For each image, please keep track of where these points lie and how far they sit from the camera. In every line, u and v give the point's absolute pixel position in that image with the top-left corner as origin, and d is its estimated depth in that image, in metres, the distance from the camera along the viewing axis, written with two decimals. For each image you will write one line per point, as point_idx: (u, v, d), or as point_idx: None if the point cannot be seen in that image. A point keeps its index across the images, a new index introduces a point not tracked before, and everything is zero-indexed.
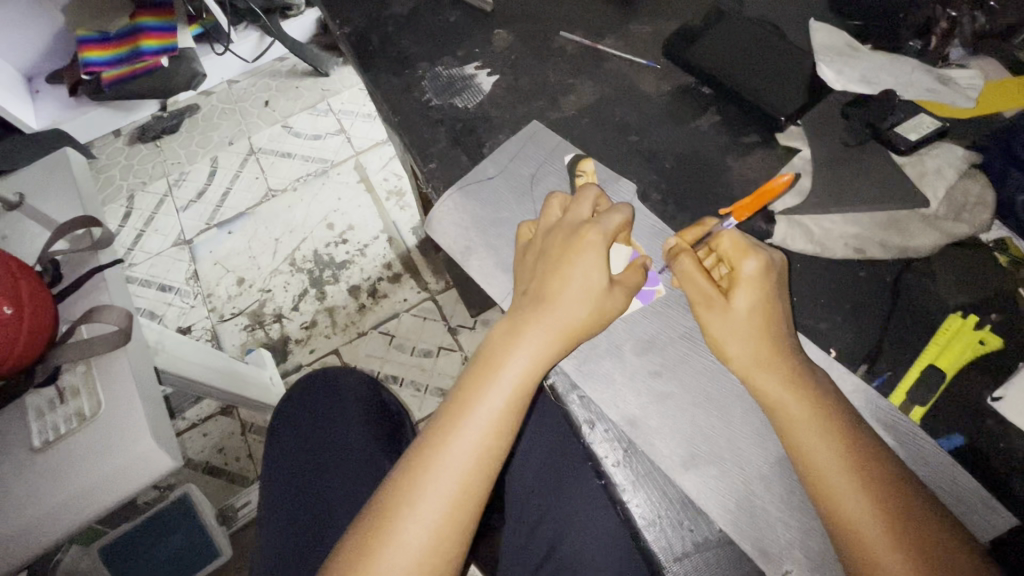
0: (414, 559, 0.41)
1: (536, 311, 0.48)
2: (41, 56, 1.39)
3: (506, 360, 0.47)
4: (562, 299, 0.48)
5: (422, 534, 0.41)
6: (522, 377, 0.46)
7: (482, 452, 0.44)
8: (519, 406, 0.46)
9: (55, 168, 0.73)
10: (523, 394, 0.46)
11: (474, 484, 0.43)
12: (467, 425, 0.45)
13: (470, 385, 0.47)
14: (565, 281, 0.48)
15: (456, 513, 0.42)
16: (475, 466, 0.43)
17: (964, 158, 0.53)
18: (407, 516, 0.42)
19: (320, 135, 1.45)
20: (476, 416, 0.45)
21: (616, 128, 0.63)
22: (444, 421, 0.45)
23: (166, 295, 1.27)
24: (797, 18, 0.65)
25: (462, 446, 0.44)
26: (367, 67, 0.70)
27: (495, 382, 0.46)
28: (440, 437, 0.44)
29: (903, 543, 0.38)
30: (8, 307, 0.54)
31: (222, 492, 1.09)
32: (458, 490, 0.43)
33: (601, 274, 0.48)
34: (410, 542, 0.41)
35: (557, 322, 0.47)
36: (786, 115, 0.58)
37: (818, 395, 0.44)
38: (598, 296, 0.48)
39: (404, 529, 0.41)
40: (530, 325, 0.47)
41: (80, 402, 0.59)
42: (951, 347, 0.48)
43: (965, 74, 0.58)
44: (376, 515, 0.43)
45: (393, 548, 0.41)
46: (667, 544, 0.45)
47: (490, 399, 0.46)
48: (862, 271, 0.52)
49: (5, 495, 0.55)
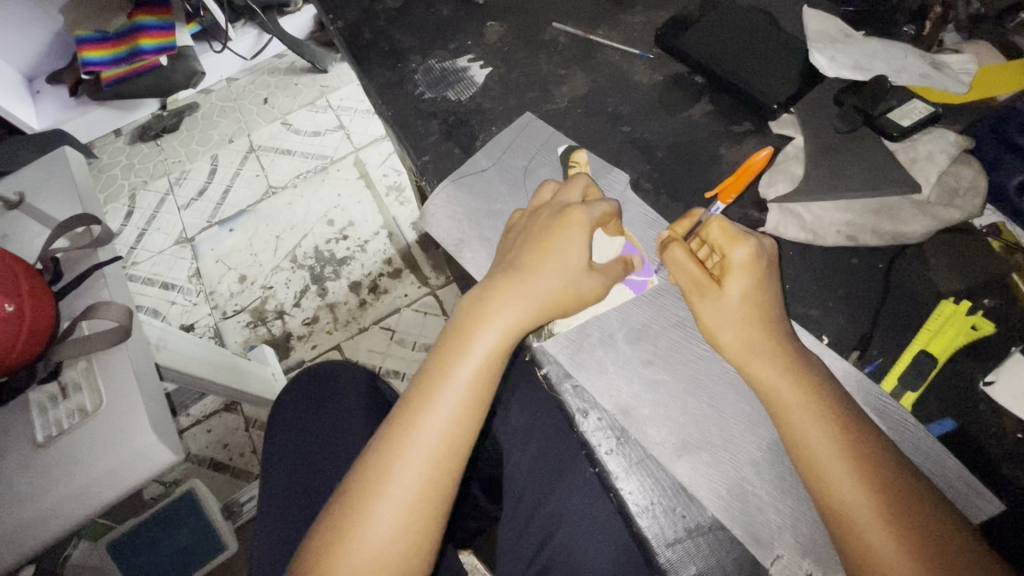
0: (388, 536, 0.41)
1: (508, 286, 0.48)
2: (40, 57, 1.40)
3: (478, 335, 0.47)
4: (534, 275, 0.48)
5: (396, 512, 0.42)
6: (493, 352, 0.47)
7: (454, 428, 0.45)
8: (489, 382, 0.46)
9: (56, 166, 0.73)
10: (495, 368, 0.47)
11: (447, 461, 0.44)
12: (439, 404, 0.45)
13: (442, 362, 0.47)
14: (539, 260, 0.49)
15: (430, 489, 0.43)
16: (448, 444, 0.44)
17: (956, 143, 0.52)
18: (381, 496, 0.42)
19: (320, 132, 1.45)
20: (447, 393, 0.45)
21: (608, 119, 0.63)
22: (416, 399, 0.46)
23: (168, 293, 1.28)
24: (791, 4, 0.65)
25: (434, 422, 0.44)
26: (360, 62, 0.70)
27: (466, 359, 0.46)
28: (411, 417, 0.45)
29: (890, 521, 0.38)
30: (9, 305, 0.55)
31: (227, 487, 1.10)
32: (432, 466, 0.43)
33: (577, 253, 0.49)
34: (385, 519, 0.42)
35: (531, 298, 0.47)
36: (778, 103, 0.57)
37: (790, 371, 0.44)
38: (573, 273, 0.49)
39: (379, 507, 0.42)
40: (501, 301, 0.47)
41: (82, 398, 0.60)
42: (943, 333, 0.48)
43: (960, 58, 0.57)
44: (350, 494, 0.43)
45: (369, 526, 0.41)
46: (660, 530, 0.45)
47: (461, 374, 0.46)
48: (854, 259, 0.52)
49: (9, 490, 0.56)
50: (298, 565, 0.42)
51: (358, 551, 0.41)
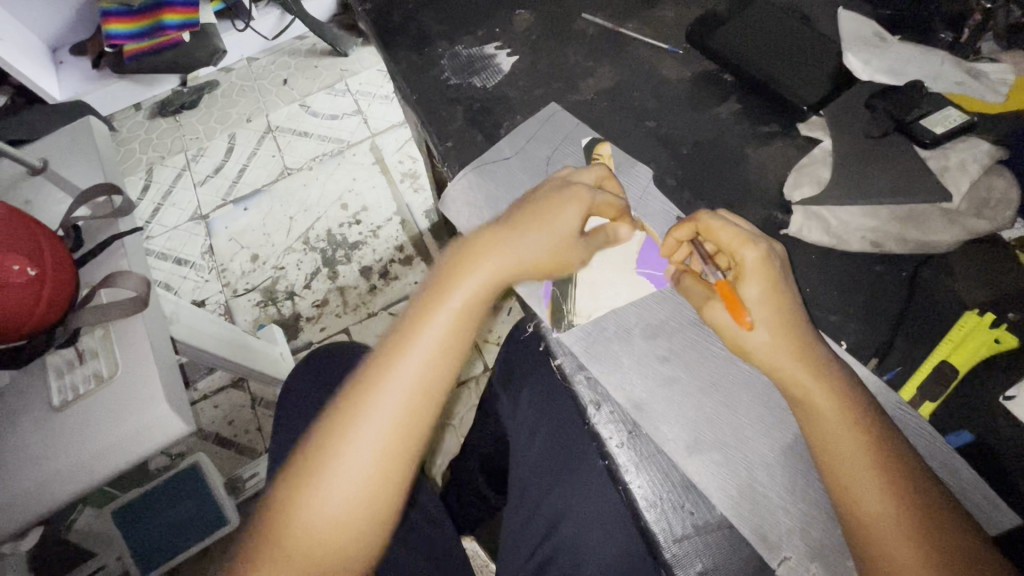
0: (356, 476, 0.42)
1: (490, 243, 0.48)
2: (65, 27, 1.41)
3: (457, 288, 0.47)
4: (521, 232, 0.48)
5: (363, 455, 0.42)
6: (470, 305, 0.47)
7: (426, 378, 0.45)
8: (466, 332, 0.47)
9: (79, 136, 0.74)
10: (472, 319, 0.47)
11: (417, 407, 0.44)
12: (414, 350, 0.45)
13: (417, 312, 0.47)
14: (524, 222, 0.49)
15: (400, 434, 0.43)
16: (420, 390, 0.44)
17: (990, 153, 0.51)
18: (351, 436, 0.42)
19: (338, 116, 1.45)
20: (422, 341, 0.45)
21: (634, 113, 0.62)
22: (389, 348, 0.46)
23: (182, 268, 1.29)
24: (825, 6, 0.64)
25: (406, 371, 0.44)
26: (387, 44, 0.70)
27: (443, 309, 0.46)
28: (385, 361, 0.45)
29: (910, 527, 0.38)
30: (32, 269, 0.56)
31: (231, 463, 1.11)
32: (401, 413, 0.43)
33: (564, 218, 0.49)
34: (354, 461, 0.42)
35: (512, 256, 0.47)
36: (808, 104, 0.58)
37: (822, 377, 0.43)
38: (557, 237, 0.49)
39: (347, 450, 0.42)
40: (483, 255, 0.47)
41: (98, 364, 0.60)
42: (967, 342, 0.47)
43: (998, 69, 0.56)
44: (319, 438, 0.43)
45: (337, 466, 0.42)
46: (667, 525, 0.45)
47: (436, 326, 0.46)
48: (878, 266, 0.52)
49: (23, 451, 0.57)
50: (267, 505, 0.43)
51: (328, 492, 0.42)
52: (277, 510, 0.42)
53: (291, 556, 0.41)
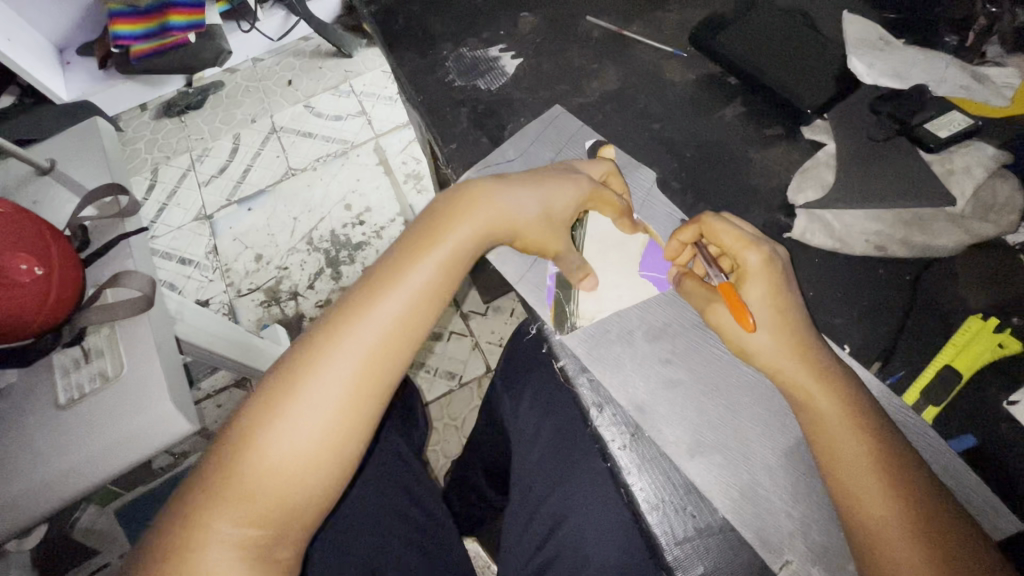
0: (321, 415, 0.41)
1: (476, 200, 0.47)
2: (72, 28, 1.42)
3: (438, 241, 0.46)
4: (514, 193, 0.48)
5: (331, 394, 0.41)
6: (449, 260, 0.46)
7: (399, 328, 0.44)
8: (447, 284, 0.46)
9: (85, 136, 0.74)
10: (454, 274, 0.47)
11: (390, 351, 0.43)
12: (394, 294, 0.44)
13: (395, 262, 0.46)
14: (512, 185, 0.49)
15: (367, 383, 0.42)
16: (395, 335, 0.44)
17: (994, 157, 0.51)
18: (320, 373, 0.41)
19: (342, 116, 1.46)
20: (403, 287, 0.45)
21: (638, 116, 0.63)
22: (364, 293, 0.45)
23: (186, 268, 1.30)
24: (829, 10, 0.64)
25: (378, 317, 0.43)
26: (393, 46, 0.70)
27: (428, 257, 0.46)
28: (363, 302, 0.44)
29: (911, 529, 0.38)
30: (39, 268, 0.56)
31: None
32: (370, 362, 0.43)
33: (554, 190, 0.49)
34: (317, 406, 0.41)
35: (496, 216, 0.47)
36: (813, 107, 0.57)
37: (825, 376, 0.44)
38: (544, 204, 0.49)
39: (314, 387, 0.41)
40: (474, 208, 0.47)
41: (103, 363, 0.61)
42: (969, 349, 0.47)
43: (1003, 72, 0.56)
44: (281, 379, 0.42)
45: (303, 402, 0.41)
46: (669, 528, 0.44)
47: (414, 277, 0.45)
48: (882, 269, 0.52)
49: (29, 450, 0.58)
50: (217, 446, 0.41)
51: (287, 436, 0.40)
52: (229, 451, 0.40)
53: (241, 500, 0.38)
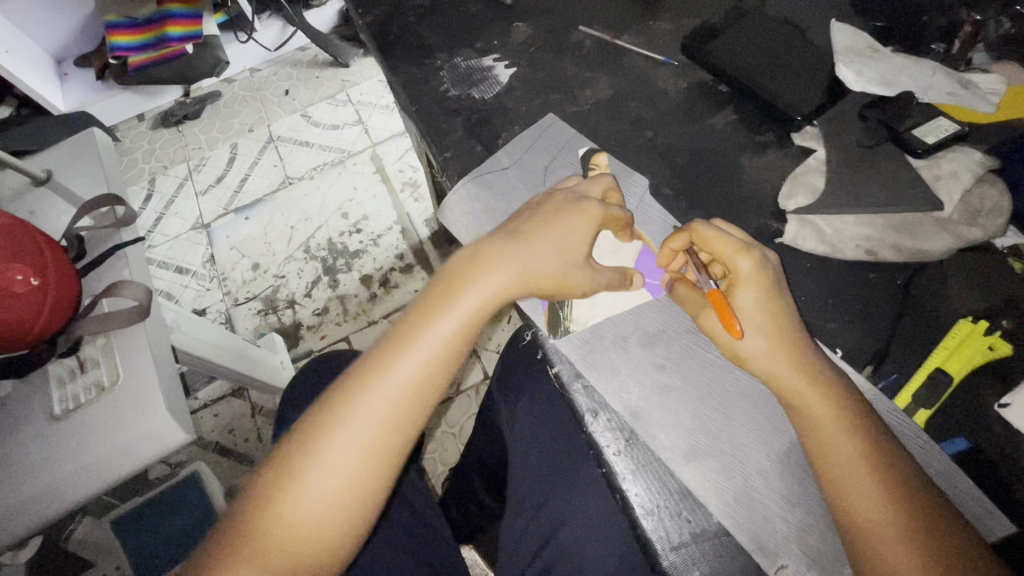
0: (341, 474, 0.41)
1: (499, 252, 0.47)
2: (69, 39, 1.43)
3: (459, 297, 0.46)
4: (533, 246, 0.48)
5: (350, 453, 0.42)
6: (469, 317, 0.46)
7: (419, 384, 0.44)
8: (467, 340, 0.46)
9: (82, 147, 0.75)
10: (475, 329, 0.47)
11: (409, 408, 0.44)
12: (413, 350, 0.45)
13: (418, 316, 0.46)
14: (535, 232, 0.48)
15: (386, 440, 0.43)
16: (414, 392, 0.44)
17: (981, 163, 0.52)
18: (340, 432, 0.42)
19: (338, 125, 1.47)
20: (422, 344, 0.45)
21: (631, 123, 0.63)
22: (384, 349, 0.45)
23: (183, 277, 1.30)
24: (818, 19, 0.65)
25: (397, 376, 0.44)
26: (387, 56, 0.71)
27: (448, 313, 0.46)
28: (384, 359, 0.44)
29: (906, 533, 0.38)
30: (35, 278, 0.56)
31: (230, 472, 1.11)
32: (390, 419, 0.43)
33: (575, 240, 0.48)
34: (337, 463, 0.41)
35: (518, 267, 0.47)
36: (802, 114, 0.58)
37: (829, 387, 0.44)
38: (566, 253, 0.48)
39: (334, 445, 0.42)
40: (493, 264, 0.47)
41: (99, 373, 0.61)
42: (961, 350, 0.47)
43: (988, 79, 0.57)
44: (303, 434, 0.43)
45: (323, 460, 0.41)
46: (665, 534, 0.45)
47: (436, 333, 0.45)
48: (872, 274, 0.52)
49: (24, 460, 0.57)
50: (242, 498, 0.42)
51: (308, 493, 0.41)
52: (251, 509, 0.41)
53: (258, 557, 0.39)
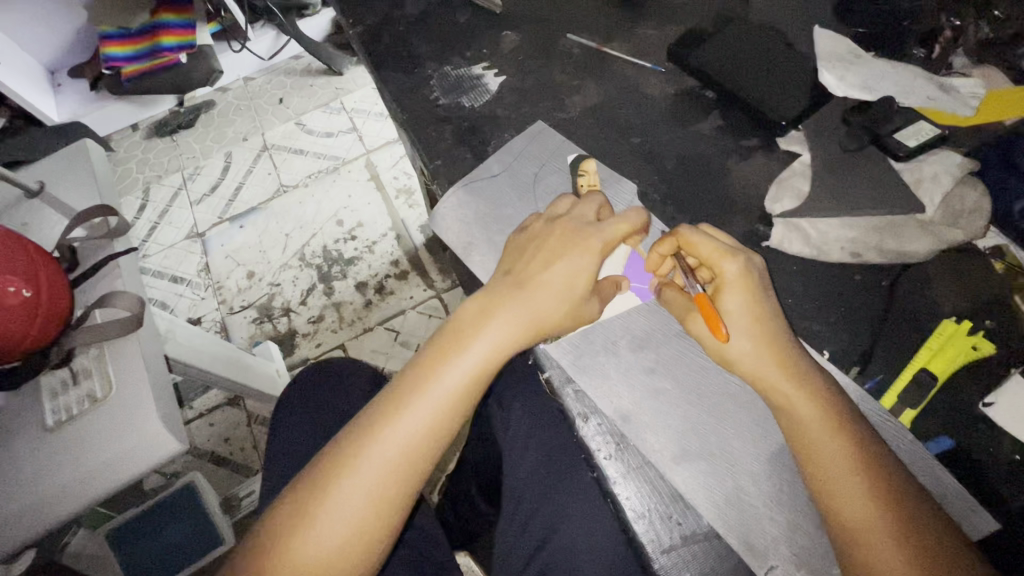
0: (346, 523, 0.42)
1: (507, 300, 0.48)
2: (62, 50, 1.43)
3: (467, 347, 0.46)
4: (539, 292, 0.48)
5: (356, 502, 0.42)
6: (477, 368, 0.46)
7: (425, 435, 0.44)
8: (475, 391, 0.46)
9: (75, 158, 0.75)
10: (482, 380, 0.46)
11: (414, 459, 0.44)
12: (421, 401, 0.45)
13: (427, 364, 0.47)
14: (541, 275, 0.49)
15: (393, 489, 0.43)
16: (421, 443, 0.44)
17: (961, 165, 0.53)
18: (346, 481, 0.42)
19: (333, 133, 1.48)
20: (429, 395, 0.45)
21: (619, 130, 0.64)
22: (393, 396, 0.46)
23: (178, 287, 1.30)
24: (802, 24, 0.66)
25: (404, 426, 0.44)
26: (378, 65, 0.71)
27: (456, 364, 0.46)
28: (392, 407, 0.45)
29: (895, 538, 0.38)
30: (26, 289, 0.56)
31: (226, 481, 1.11)
32: (397, 467, 0.43)
33: (580, 284, 0.48)
34: (343, 512, 0.42)
35: (525, 316, 0.47)
36: (787, 120, 0.59)
37: (825, 400, 0.44)
38: (573, 295, 0.48)
39: (340, 494, 0.42)
40: (500, 314, 0.47)
41: (92, 384, 0.60)
42: (945, 350, 0.49)
43: (968, 83, 0.58)
44: (313, 481, 0.43)
45: (330, 509, 0.42)
46: (656, 536, 0.45)
47: (444, 383, 0.45)
48: (857, 276, 0.53)
49: (18, 471, 0.57)
50: (251, 540, 0.43)
51: (312, 542, 0.41)
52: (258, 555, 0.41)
53: None
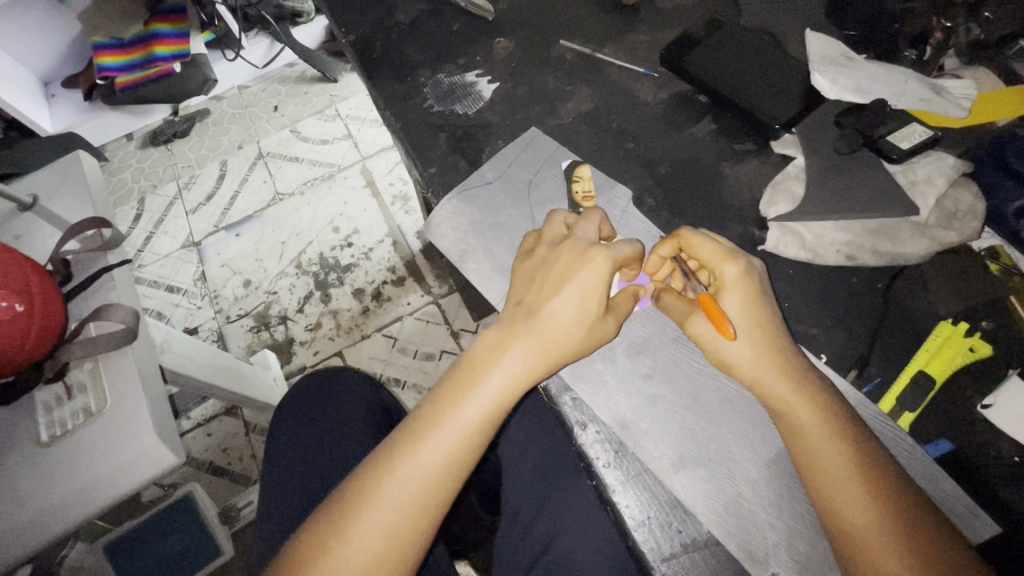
0: (362, 564, 0.40)
1: (519, 330, 0.48)
2: (56, 61, 1.43)
3: (483, 380, 0.46)
4: (552, 321, 0.48)
5: (372, 541, 0.41)
6: (494, 401, 0.46)
7: (443, 470, 0.43)
8: (492, 422, 0.46)
9: (68, 169, 0.75)
10: (499, 411, 0.46)
11: (433, 494, 0.43)
12: (438, 436, 0.44)
13: (442, 401, 0.46)
14: (550, 302, 0.48)
15: (411, 526, 0.42)
16: (439, 479, 0.43)
17: (954, 166, 0.53)
18: (363, 520, 0.41)
19: (328, 140, 1.47)
20: (447, 429, 0.45)
21: (613, 135, 0.64)
22: (409, 433, 0.45)
23: (174, 296, 1.29)
24: (793, 28, 0.67)
25: (422, 461, 0.43)
26: (371, 74, 0.71)
27: (472, 398, 0.46)
28: (409, 443, 0.44)
29: (901, 545, 0.38)
30: (20, 304, 0.55)
31: (224, 491, 1.10)
32: (415, 504, 0.42)
33: (593, 309, 0.48)
34: (359, 552, 0.40)
35: (539, 345, 0.47)
36: (780, 123, 0.59)
37: (836, 418, 0.43)
38: (586, 322, 0.48)
39: (356, 533, 0.41)
40: (514, 344, 0.47)
41: (87, 398, 0.60)
42: (942, 352, 0.49)
43: (960, 83, 0.59)
44: (325, 522, 0.42)
45: (346, 549, 0.40)
46: (656, 544, 0.45)
47: (461, 417, 0.45)
48: (853, 278, 0.53)
49: (12, 487, 0.57)
50: None
51: None
52: None
53: None
